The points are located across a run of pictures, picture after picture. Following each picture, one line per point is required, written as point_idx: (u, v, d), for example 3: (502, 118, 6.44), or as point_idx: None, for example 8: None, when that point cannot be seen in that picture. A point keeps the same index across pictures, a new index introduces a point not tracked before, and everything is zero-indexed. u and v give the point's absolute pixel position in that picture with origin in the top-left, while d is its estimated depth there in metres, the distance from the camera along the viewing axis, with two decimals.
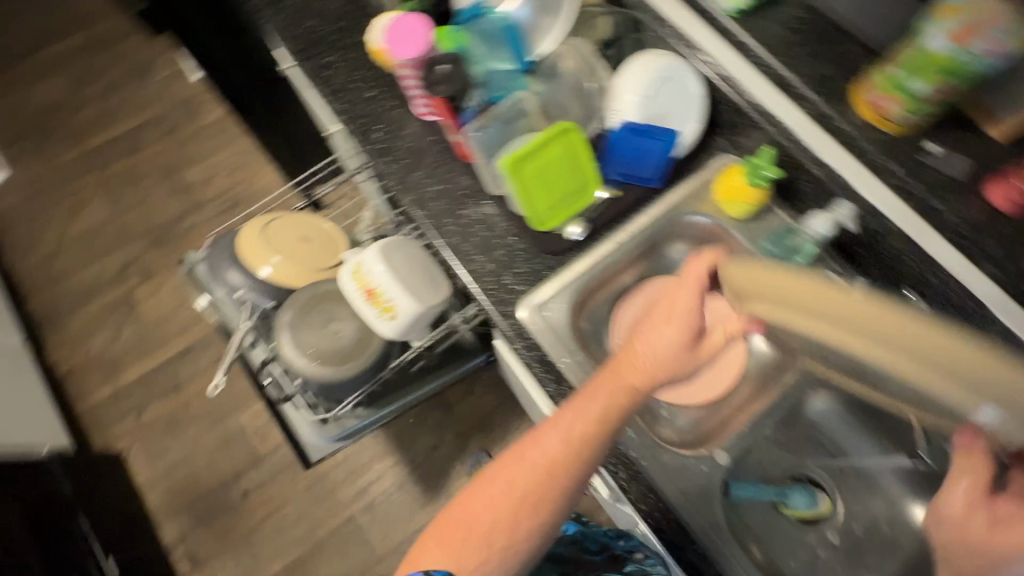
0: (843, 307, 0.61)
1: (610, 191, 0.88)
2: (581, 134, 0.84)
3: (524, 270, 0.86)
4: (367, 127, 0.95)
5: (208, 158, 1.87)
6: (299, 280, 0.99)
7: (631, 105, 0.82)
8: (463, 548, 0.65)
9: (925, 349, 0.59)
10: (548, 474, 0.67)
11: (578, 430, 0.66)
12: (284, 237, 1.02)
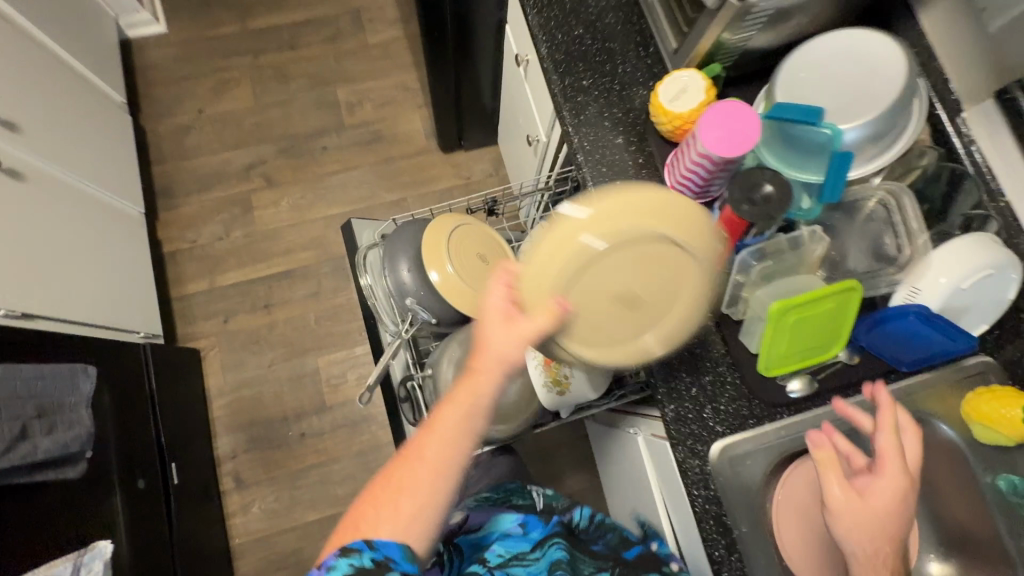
0: (647, 210, 0.62)
1: (850, 356, 0.78)
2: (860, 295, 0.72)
3: (728, 407, 0.77)
4: (609, 182, 0.84)
5: (362, 80, 1.77)
6: (467, 306, 0.89)
7: (938, 288, 0.68)
8: (393, 523, 0.57)
9: (684, 219, 0.62)
10: (428, 457, 0.59)
11: (451, 410, 0.59)
12: (596, 272, 0.65)
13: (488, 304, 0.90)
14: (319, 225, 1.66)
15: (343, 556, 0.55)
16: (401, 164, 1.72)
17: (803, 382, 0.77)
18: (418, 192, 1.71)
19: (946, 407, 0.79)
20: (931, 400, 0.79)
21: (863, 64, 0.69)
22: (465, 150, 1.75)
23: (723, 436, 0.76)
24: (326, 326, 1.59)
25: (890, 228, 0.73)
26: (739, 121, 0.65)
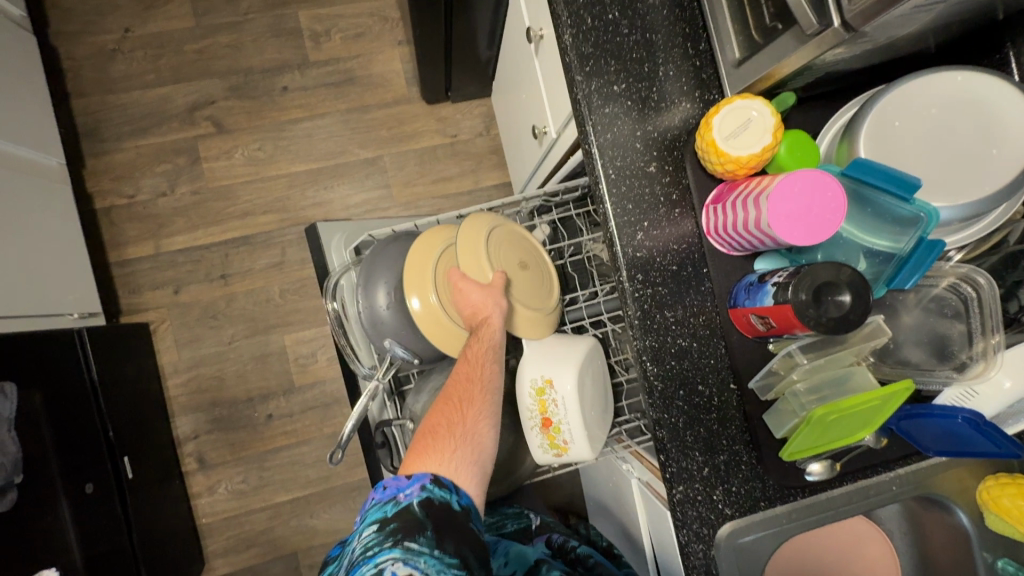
0: (502, 237, 0.81)
1: (877, 438, 0.71)
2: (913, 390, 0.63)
3: (741, 490, 0.70)
4: (630, 221, 0.70)
5: (329, 3, 1.47)
6: (512, 325, 0.78)
7: (999, 392, 0.60)
8: (467, 464, 0.67)
9: (519, 232, 0.84)
10: (476, 388, 0.72)
11: (478, 348, 0.73)
12: (508, 261, 0.80)
13: (534, 318, 0.79)
14: (281, 183, 1.44)
15: (435, 486, 0.64)
16: (378, 115, 1.48)
17: (823, 465, 0.69)
18: (397, 150, 1.48)
19: (967, 492, 0.74)
20: (952, 483, 0.74)
21: (978, 119, 0.55)
22: (452, 103, 1.50)
23: (727, 517, 0.70)
24: (291, 300, 1.44)
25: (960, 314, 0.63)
26: (815, 194, 0.54)
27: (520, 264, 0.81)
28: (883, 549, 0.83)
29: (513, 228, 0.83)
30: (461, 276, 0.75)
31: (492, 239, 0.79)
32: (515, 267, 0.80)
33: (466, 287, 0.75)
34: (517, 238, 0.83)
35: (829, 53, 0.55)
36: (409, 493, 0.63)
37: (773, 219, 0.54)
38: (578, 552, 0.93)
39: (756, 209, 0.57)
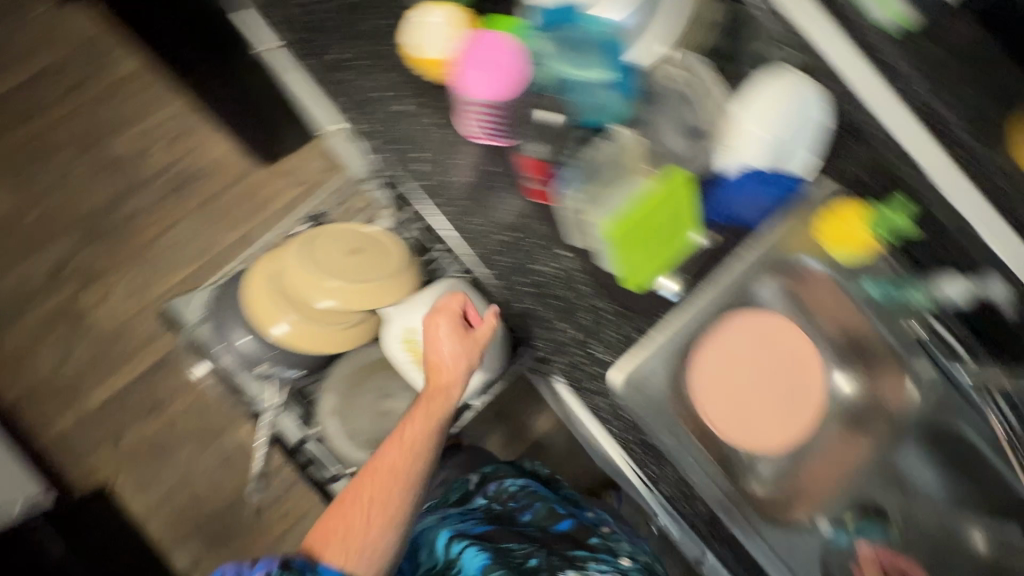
0: (328, 239, 0.87)
1: (708, 234, 0.77)
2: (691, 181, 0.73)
3: (615, 333, 0.74)
4: (410, 163, 0.78)
5: (137, 122, 1.52)
6: (356, 305, 0.83)
7: (746, 134, 0.71)
8: (354, 547, 0.70)
9: (348, 227, 0.89)
10: (393, 474, 0.74)
11: (422, 423, 0.77)
12: (336, 255, 0.85)
13: (375, 289, 0.83)
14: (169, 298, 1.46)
15: (281, 568, 0.66)
16: (227, 197, 1.52)
17: (670, 279, 0.75)
18: (260, 219, 1.52)
19: None
20: (796, 239, 0.78)
21: None
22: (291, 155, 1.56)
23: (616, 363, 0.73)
24: (229, 397, 1.45)
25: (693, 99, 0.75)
26: (484, 61, 0.75)
27: (352, 252, 0.86)
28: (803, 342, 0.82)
29: (340, 226, 0.89)
30: (483, 320, 0.79)
31: (315, 244, 0.86)
32: (346, 255, 0.85)
33: (467, 339, 0.78)
34: (347, 232, 0.88)
35: None
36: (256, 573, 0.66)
37: (465, 90, 0.75)
38: (507, 491, 1.02)
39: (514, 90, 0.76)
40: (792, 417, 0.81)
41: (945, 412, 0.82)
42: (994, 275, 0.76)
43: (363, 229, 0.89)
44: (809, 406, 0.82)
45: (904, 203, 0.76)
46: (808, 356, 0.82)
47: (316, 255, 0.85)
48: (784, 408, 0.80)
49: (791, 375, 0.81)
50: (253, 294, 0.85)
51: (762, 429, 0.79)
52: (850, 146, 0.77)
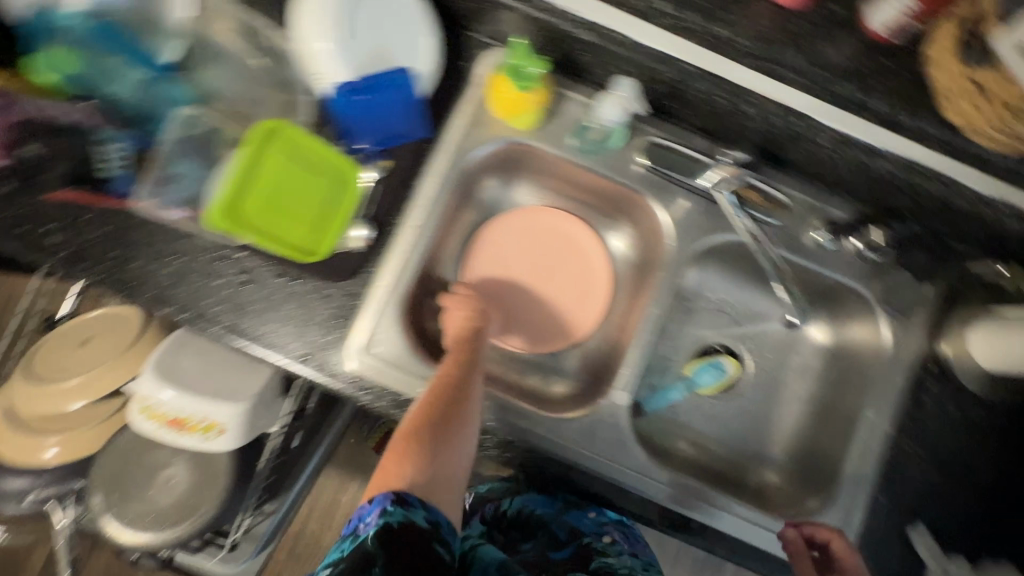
0: (56, 342, 0.83)
1: (373, 166, 0.70)
2: (294, 126, 0.63)
3: (331, 308, 0.71)
4: (30, 238, 0.67)
5: None
6: (106, 387, 0.79)
7: (322, 57, 0.62)
8: (430, 477, 0.57)
9: (73, 321, 0.85)
10: (443, 395, 0.63)
11: (437, 384, 0.64)
12: (66, 354, 0.82)
13: (116, 363, 0.80)
14: None
15: (398, 506, 0.53)
16: None
17: (357, 227, 0.69)
18: None
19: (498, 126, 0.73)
20: (475, 131, 0.73)
21: None
22: None
23: (342, 339, 0.70)
24: None
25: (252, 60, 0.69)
26: None
27: (83, 342, 0.82)
28: (553, 219, 0.83)
29: (65, 324, 0.85)
30: (459, 294, 0.74)
31: (43, 354, 0.82)
32: (78, 348, 0.82)
33: (457, 303, 0.74)
34: (75, 325, 0.84)
35: None
36: (367, 522, 0.53)
37: None
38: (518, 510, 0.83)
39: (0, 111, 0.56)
40: (583, 298, 0.82)
41: (707, 230, 0.75)
42: (665, 65, 0.64)
43: (89, 314, 0.85)
44: (598, 281, 0.82)
45: (524, 46, 0.63)
46: (579, 234, 0.83)
47: (47, 363, 0.81)
48: (571, 294, 0.82)
49: (570, 259, 0.83)
50: (5, 452, 0.79)
51: (552, 324, 0.81)
52: (471, 5, 0.68)
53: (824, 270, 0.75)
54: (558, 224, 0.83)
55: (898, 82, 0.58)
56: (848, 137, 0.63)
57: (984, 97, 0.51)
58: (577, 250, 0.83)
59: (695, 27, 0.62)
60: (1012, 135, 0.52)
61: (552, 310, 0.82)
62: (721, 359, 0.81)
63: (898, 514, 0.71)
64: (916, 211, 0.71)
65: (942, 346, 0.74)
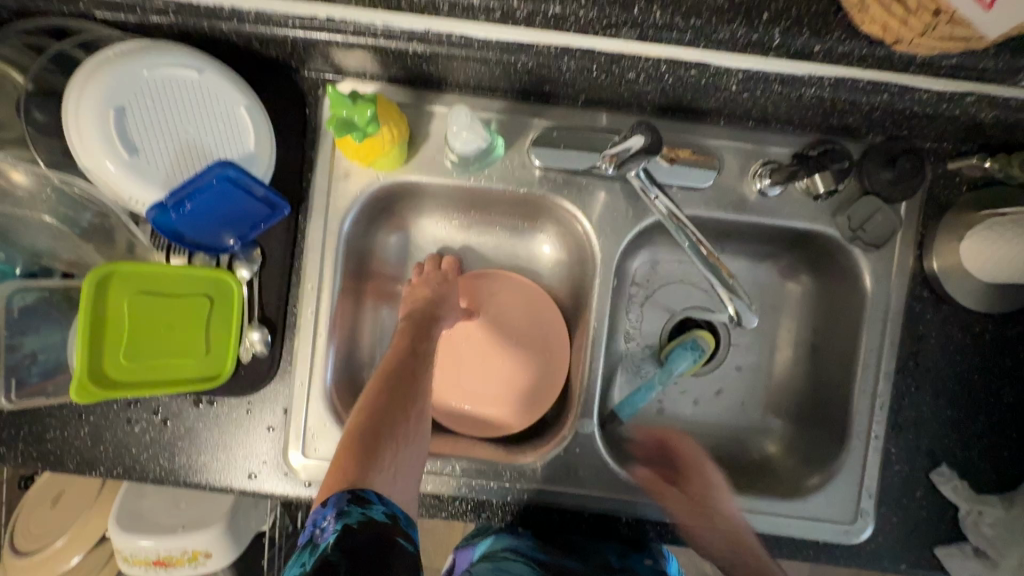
0: (32, 509, 0.82)
1: (245, 263, 0.62)
2: (125, 267, 0.56)
3: (259, 422, 0.65)
4: None
5: None
6: (90, 534, 0.78)
7: (123, 180, 0.51)
8: (385, 472, 0.49)
9: (42, 485, 0.84)
10: (390, 378, 0.56)
11: (388, 366, 0.58)
12: (45, 516, 0.81)
13: (94, 508, 0.79)
14: None
15: (355, 505, 0.45)
16: None
17: (252, 333, 0.63)
18: None
19: (367, 172, 0.64)
20: (345, 185, 0.64)
21: None
22: None
23: (279, 449, 0.65)
24: None
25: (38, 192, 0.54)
26: None
27: (57, 499, 0.81)
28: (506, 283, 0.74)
29: (35, 487, 0.84)
30: (444, 271, 0.70)
31: (25, 525, 0.81)
32: (54, 507, 0.81)
33: (419, 286, 0.69)
34: (44, 486, 0.83)
35: None
36: (325, 527, 0.44)
37: None
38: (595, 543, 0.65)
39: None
40: (534, 362, 0.72)
41: (633, 214, 0.65)
42: (517, 54, 0.52)
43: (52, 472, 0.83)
44: (556, 338, 0.72)
45: (337, 95, 0.51)
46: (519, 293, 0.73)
47: (30, 533, 0.80)
48: (529, 364, 0.72)
49: (517, 325, 0.73)
50: None
51: (507, 406, 0.71)
52: (280, 49, 0.57)
53: (777, 221, 0.64)
54: (503, 284, 0.74)
55: (801, 2, 0.44)
56: (756, 74, 0.51)
57: (901, 6, 0.38)
58: (519, 316, 0.73)
59: (519, 11, 0.47)
60: (951, 39, 0.39)
61: (512, 392, 0.72)
62: (696, 339, 0.72)
63: (914, 461, 0.65)
64: (869, 124, 0.59)
65: (931, 267, 0.63)
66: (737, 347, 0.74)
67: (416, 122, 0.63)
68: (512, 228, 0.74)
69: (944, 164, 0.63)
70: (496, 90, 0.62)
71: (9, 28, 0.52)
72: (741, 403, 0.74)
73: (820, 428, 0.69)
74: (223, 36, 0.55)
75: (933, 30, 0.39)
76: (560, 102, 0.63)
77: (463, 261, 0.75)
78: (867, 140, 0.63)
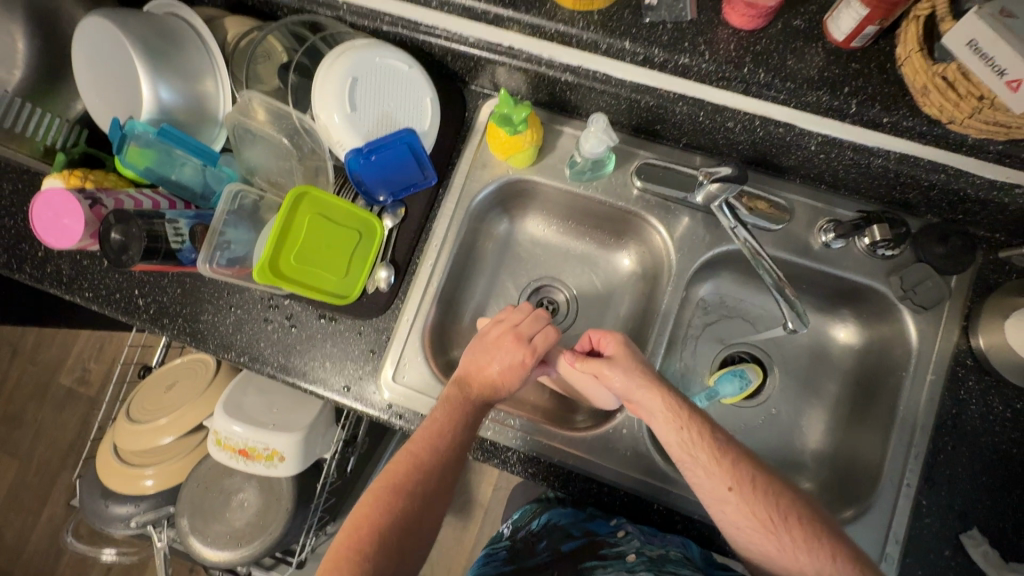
0: (151, 387, 0.98)
1: (391, 213, 0.79)
2: (314, 193, 0.72)
3: (364, 344, 0.78)
4: (132, 303, 0.82)
5: (7, 377, 1.55)
6: (187, 420, 0.91)
7: (339, 127, 0.69)
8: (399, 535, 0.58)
9: (162, 371, 0.99)
10: (434, 443, 0.62)
11: (435, 417, 0.64)
12: (159, 396, 0.96)
13: (197, 400, 0.91)
14: None
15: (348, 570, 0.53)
16: (105, 395, 1.53)
17: (383, 269, 0.78)
18: None
19: (500, 166, 0.80)
20: (482, 171, 0.80)
21: (99, 56, 0.68)
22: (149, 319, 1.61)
23: (375, 371, 0.77)
24: None
25: (271, 126, 0.72)
26: (56, 215, 0.66)
27: (171, 384, 0.96)
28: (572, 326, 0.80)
29: (157, 370, 0.99)
30: (512, 328, 0.68)
31: (143, 399, 0.97)
32: (167, 390, 0.96)
33: (490, 340, 0.68)
34: (165, 371, 0.98)
35: (45, 121, 0.75)
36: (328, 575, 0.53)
37: (60, 244, 0.67)
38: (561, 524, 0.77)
39: (91, 207, 0.66)
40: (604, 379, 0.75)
41: (707, 242, 0.77)
42: (643, 94, 0.68)
43: (174, 361, 0.99)
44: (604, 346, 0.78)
45: (506, 96, 0.68)
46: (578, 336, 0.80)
47: (145, 407, 0.95)
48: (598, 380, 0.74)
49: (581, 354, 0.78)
50: (112, 484, 0.93)
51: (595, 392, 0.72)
52: (463, 65, 0.77)
53: (836, 270, 0.74)
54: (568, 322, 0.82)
55: (876, 85, 0.58)
56: (833, 139, 0.63)
57: (954, 92, 0.51)
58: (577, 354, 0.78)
59: (657, 58, 0.62)
60: (993, 124, 0.51)
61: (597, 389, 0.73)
62: (745, 368, 0.79)
63: (945, 520, 0.68)
64: (927, 202, 0.70)
65: (975, 339, 0.70)
66: (783, 384, 0.81)
67: (547, 136, 0.79)
68: (603, 239, 0.87)
69: (993, 252, 0.72)
70: (616, 123, 0.78)
71: (286, 21, 0.74)
72: (779, 436, 0.80)
73: (854, 471, 0.74)
74: (428, 48, 0.75)
75: (979, 113, 0.51)
76: (664, 141, 0.79)
77: (553, 260, 0.89)
78: (925, 220, 0.74)
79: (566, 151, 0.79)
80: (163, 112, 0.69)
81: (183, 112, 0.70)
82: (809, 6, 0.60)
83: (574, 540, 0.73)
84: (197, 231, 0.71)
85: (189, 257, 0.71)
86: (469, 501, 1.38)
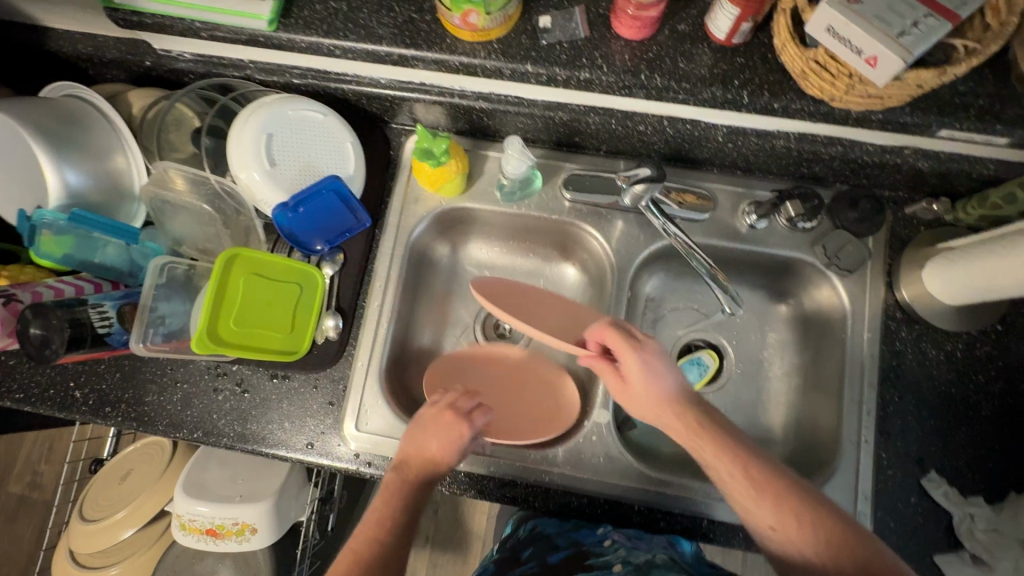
0: (105, 481, 0.93)
1: (329, 261, 0.78)
2: (241, 258, 0.71)
3: (321, 397, 0.76)
4: (68, 397, 0.77)
5: None
6: (146, 508, 0.86)
7: (260, 184, 0.68)
8: None
9: (116, 462, 0.94)
10: (377, 541, 0.56)
11: (378, 511, 0.58)
12: (115, 489, 0.91)
13: (155, 486, 0.87)
14: None
15: None
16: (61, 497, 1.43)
17: (329, 318, 0.77)
18: None
19: (432, 198, 0.81)
20: (415, 206, 0.81)
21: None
22: None
23: (337, 422, 0.76)
24: None
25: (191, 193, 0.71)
26: None
27: (126, 473, 0.92)
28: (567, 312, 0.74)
29: (110, 462, 0.95)
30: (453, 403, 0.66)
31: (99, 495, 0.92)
32: (123, 481, 0.91)
33: (428, 420, 0.65)
34: (119, 461, 0.94)
35: None
36: None
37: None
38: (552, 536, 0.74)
39: (5, 305, 0.63)
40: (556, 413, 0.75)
41: (643, 240, 0.80)
42: (556, 110, 0.71)
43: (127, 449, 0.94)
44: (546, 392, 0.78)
45: (423, 131, 0.70)
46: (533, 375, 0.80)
47: (100, 503, 0.91)
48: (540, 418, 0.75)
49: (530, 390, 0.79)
50: None
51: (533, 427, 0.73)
52: (379, 106, 0.78)
53: (765, 248, 0.78)
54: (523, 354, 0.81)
55: (762, 74, 0.63)
56: (737, 128, 0.68)
57: (828, 73, 0.55)
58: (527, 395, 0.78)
59: (560, 76, 0.65)
60: (867, 96, 0.56)
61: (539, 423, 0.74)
62: (701, 355, 0.84)
63: (906, 468, 0.71)
64: (833, 173, 0.74)
65: (901, 293, 0.75)
66: (738, 363, 0.84)
67: (474, 163, 0.81)
68: (544, 253, 0.89)
69: (901, 209, 0.77)
70: (538, 140, 0.80)
71: (192, 86, 0.74)
72: (744, 415, 0.82)
73: (817, 437, 0.76)
74: (342, 94, 0.76)
75: (854, 89, 0.55)
76: (586, 151, 0.81)
77: None
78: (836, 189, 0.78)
79: (494, 174, 0.81)
80: (72, 197, 0.66)
81: (95, 194, 0.68)
82: (690, 12, 0.64)
83: (561, 551, 0.71)
84: (127, 311, 0.69)
85: (121, 339, 0.68)
86: (466, 535, 1.35)
